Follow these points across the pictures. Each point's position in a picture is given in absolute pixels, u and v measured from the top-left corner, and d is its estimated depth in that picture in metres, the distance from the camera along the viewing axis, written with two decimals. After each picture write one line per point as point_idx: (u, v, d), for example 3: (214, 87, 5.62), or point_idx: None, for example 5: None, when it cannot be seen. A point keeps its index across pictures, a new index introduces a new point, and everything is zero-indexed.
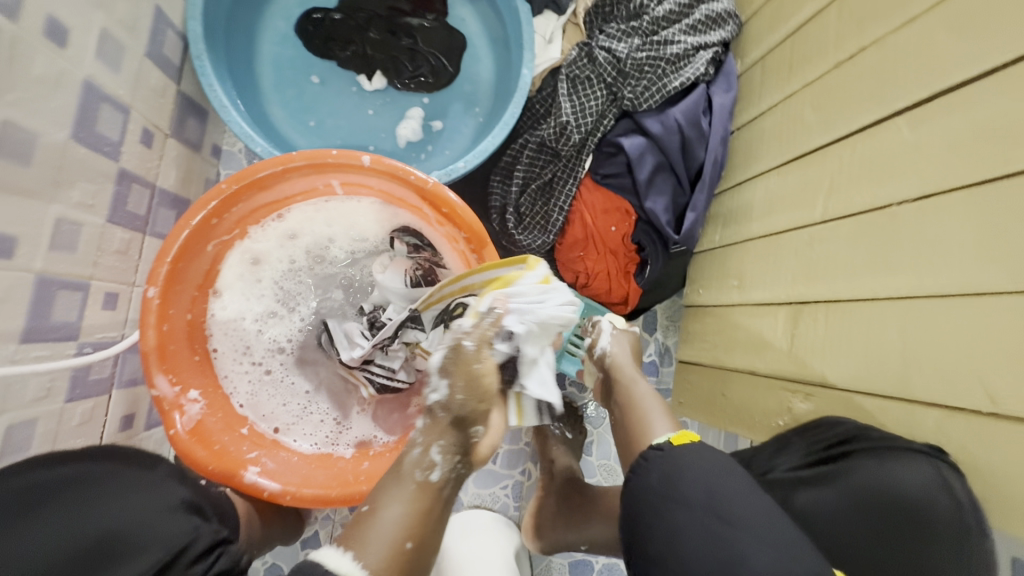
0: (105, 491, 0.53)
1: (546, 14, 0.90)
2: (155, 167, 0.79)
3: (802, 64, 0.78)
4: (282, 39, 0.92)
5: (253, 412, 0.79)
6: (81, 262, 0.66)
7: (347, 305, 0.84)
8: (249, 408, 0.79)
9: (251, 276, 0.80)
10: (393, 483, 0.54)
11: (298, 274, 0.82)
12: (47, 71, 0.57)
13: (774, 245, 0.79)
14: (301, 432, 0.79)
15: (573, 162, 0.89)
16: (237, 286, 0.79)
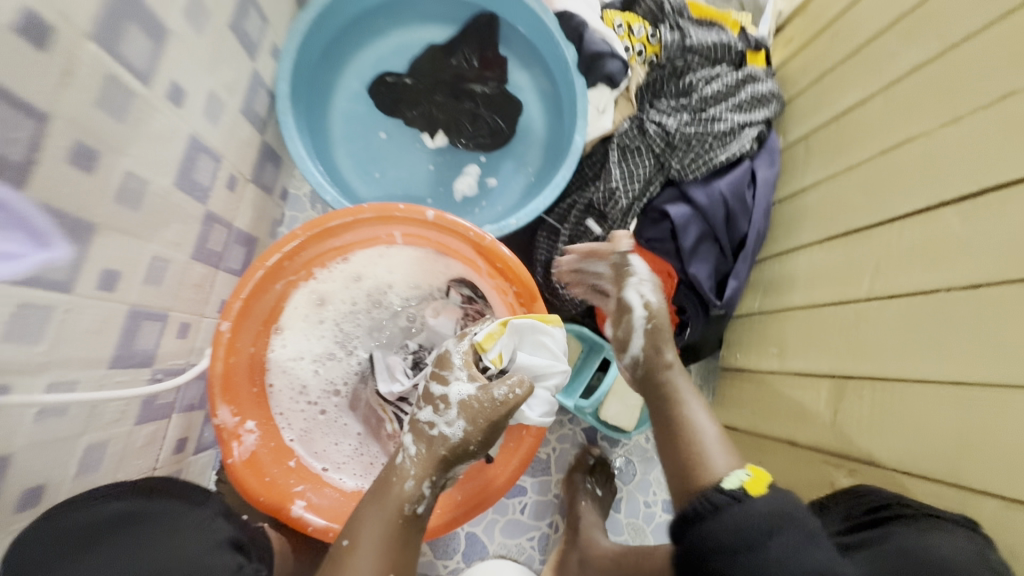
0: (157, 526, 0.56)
1: (599, 87, 0.94)
2: (235, 209, 0.85)
3: (847, 146, 0.83)
4: (355, 97, 1.00)
5: (304, 447, 0.82)
6: (164, 294, 0.71)
7: (396, 340, 0.91)
8: (301, 446, 0.82)
9: (313, 318, 0.85)
10: (377, 510, 0.63)
11: (357, 315, 0.88)
12: (168, 126, 0.64)
13: (818, 318, 0.81)
14: (350, 471, 0.82)
15: (617, 226, 0.93)
16: (300, 325, 0.84)
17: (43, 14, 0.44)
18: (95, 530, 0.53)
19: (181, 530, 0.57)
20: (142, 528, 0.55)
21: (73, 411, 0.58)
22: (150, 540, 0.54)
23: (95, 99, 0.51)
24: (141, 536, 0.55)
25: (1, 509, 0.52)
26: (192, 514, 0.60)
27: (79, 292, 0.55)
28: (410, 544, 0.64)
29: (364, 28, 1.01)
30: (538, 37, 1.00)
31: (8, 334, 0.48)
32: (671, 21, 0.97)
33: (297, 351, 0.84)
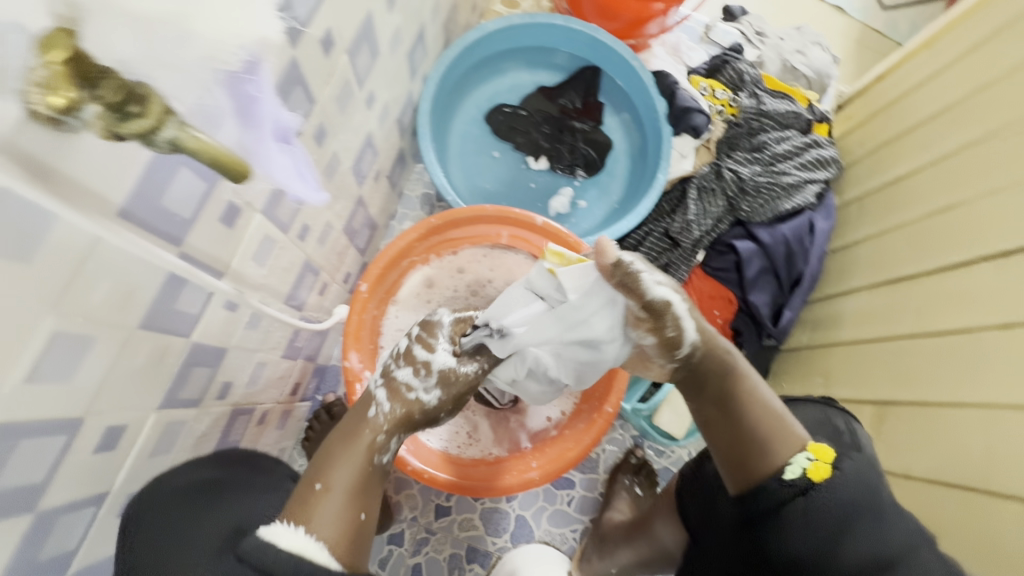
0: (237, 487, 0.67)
1: (684, 135, 1.10)
2: (372, 197, 1.02)
3: (897, 208, 0.96)
4: (471, 121, 1.19)
5: None
6: (323, 255, 0.86)
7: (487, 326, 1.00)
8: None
9: (421, 299, 0.98)
10: (338, 455, 0.60)
11: (459, 301, 1.00)
12: (361, 124, 0.82)
13: (863, 352, 0.92)
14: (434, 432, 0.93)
15: (689, 253, 1.06)
16: (411, 301, 0.97)
17: (335, 32, 0.62)
18: (198, 488, 0.63)
19: (256, 491, 0.68)
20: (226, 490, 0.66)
21: (262, 331, 0.72)
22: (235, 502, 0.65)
23: (338, 95, 0.69)
24: (229, 497, 0.65)
25: (211, 395, 0.65)
26: (257, 477, 0.71)
27: (290, 237, 0.70)
28: (373, 493, 0.61)
29: (489, 67, 1.20)
30: (634, 90, 1.17)
31: (255, 256, 0.63)
32: (750, 89, 1.14)
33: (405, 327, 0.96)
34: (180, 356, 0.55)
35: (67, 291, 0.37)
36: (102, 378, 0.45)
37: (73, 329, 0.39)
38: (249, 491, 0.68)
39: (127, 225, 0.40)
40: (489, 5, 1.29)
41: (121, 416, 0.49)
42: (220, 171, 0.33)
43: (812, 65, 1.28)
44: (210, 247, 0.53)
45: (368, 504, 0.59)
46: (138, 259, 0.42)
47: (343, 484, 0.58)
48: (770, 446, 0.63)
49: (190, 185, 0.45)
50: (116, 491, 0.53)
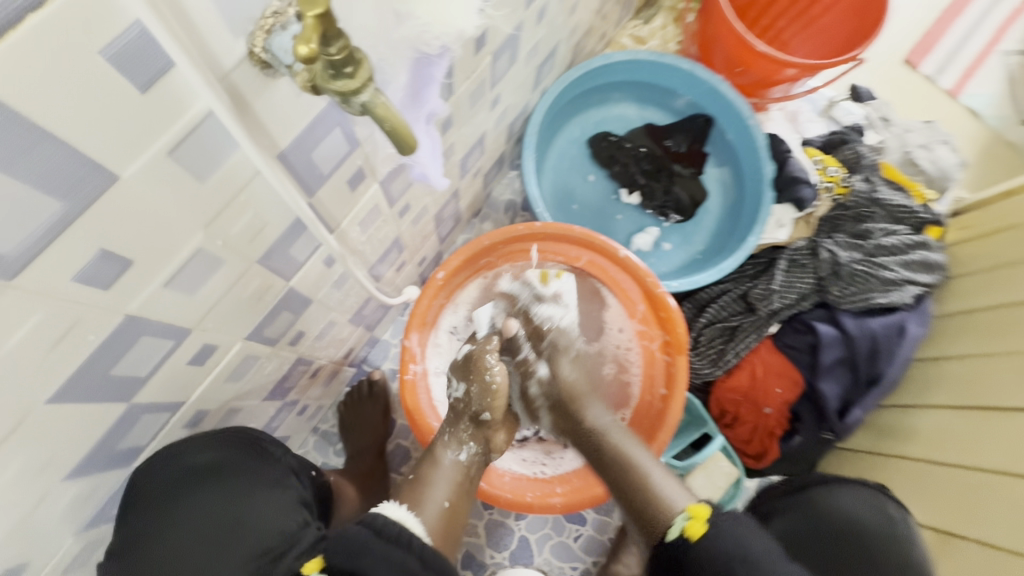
0: (238, 484, 0.65)
1: (786, 204, 1.08)
2: (466, 192, 1.04)
3: (1006, 333, 0.89)
4: (573, 141, 1.20)
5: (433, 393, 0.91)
6: (412, 235, 0.89)
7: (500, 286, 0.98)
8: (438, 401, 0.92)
9: (489, 285, 0.98)
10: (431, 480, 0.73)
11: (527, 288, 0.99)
12: (481, 121, 0.84)
13: (934, 474, 0.86)
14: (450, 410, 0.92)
15: (763, 323, 1.03)
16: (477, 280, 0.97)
17: (490, 33, 0.64)
18: (187, 477, 0.62)
19: (262, 485, 0.66)
20: (220, 477, 0.63)
21: (342, 292, 0.75)
22: (235, 496, 0.64)
23: (472, 91, 0.71)
24: (215, 494, 0.63)
25: (286, 338, 0.68)
26: (269, 466, 0.69)
27: (392, 212, 0.73)
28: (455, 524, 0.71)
29: (604, 93, 1.21)
30: (743, 146, 1.16)
31: (361, 221, 0.66)
32: (865, 173, 1.09)
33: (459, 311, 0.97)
34: (277, 295, 0.58)
35: (221, 213, 0.40)
36: (215, 300, 0.48)
37: (213, 250, 0.42)
38: (257, 485, 0.66)
39: (282, 166, 0.43)
40: (617, 36, 1.31)
41: (217, 338, 0.52)
42: (392, 140, 0.33)
43: (937, 162, 1.19)
44: (334, 204, 0.56)
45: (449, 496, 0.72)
46: (281, 200, 0.46)
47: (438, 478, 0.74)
48: (661, 510, 0.68)
49: (338, 145, 0.49)
50: (188, 406, 0.56)
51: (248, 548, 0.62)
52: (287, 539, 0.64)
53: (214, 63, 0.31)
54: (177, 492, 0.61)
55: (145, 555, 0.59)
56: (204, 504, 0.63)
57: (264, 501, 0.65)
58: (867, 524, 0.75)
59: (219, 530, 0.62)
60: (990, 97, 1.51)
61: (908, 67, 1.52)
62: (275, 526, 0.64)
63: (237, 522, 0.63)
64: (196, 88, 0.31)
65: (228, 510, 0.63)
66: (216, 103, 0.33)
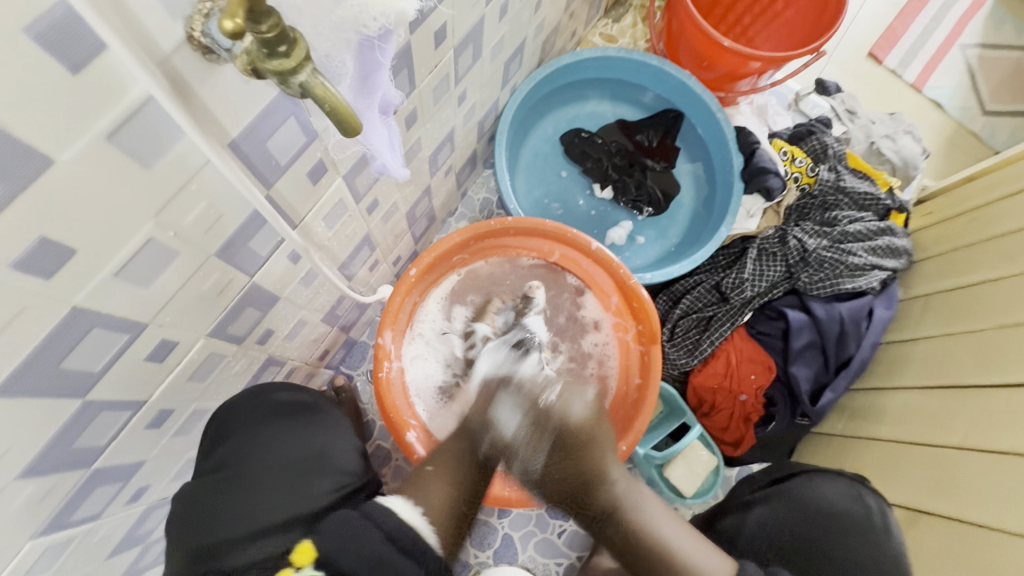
0: (320, 421, 0.76)
1: (755, 195, 1.09)
2: (438, 190, 1.05)
3: (968, 313, 0.91)
4: (546, 138, 1.21)
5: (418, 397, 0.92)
6: (383, 233, 0.89)
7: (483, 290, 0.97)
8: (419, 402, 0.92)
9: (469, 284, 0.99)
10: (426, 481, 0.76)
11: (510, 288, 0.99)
12: (448, 117, 0.84)
13: (902, 452, 0.87)
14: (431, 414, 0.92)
15: (736, 311, 1.04)
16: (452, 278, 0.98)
17: (449, 28, 0.65)
18: (281, 410, 0.73)
19: (335, 426, 0.77)
20: (309, 417, 0.76)
21: (312, 290, 0.75)
22: (314, 435, 0.74)
23: (435, 86, 0.72)
24: (306, 427, 0.74)
25: (253, 336, 0.68)
26: (332, 413, 0.79)
27: (359, 208, 0.74)
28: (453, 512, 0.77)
29: (575, 91, 1.23)
30: (712, 140, 1.17)
31: (326, 217, 0.66)
32: (831, 163, 1.11)
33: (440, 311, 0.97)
34: (239, 291, 0.58)
35: (171, 202, 0.40)
36: (171, 294, 0.47)
37: (165, 241, 0.42)
38: (331, 425, 0.77)
39: (234, 155, 0.43)
40: (587, 34, 1.33)
41: (178, 333, 0.52)
42: (335, 121, 0.33)
43: (900, 151, 1.22)
44: (295, 198, 0.56)
45: (443, 521, 0.75)
46: (236, 191, 0.46)
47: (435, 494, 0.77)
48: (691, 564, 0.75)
49: (294, 135, 0.48)
50: (151, 405, 0.56)
51: (329, 471, 0.72)
52: (356, 477, 0.74)
53: (152, 46, 0.31)
54: (261, 427, 0.71)
55: (239, 475, 0.68)
56: (292, 438, 0.72)
57: (329, 436, 0.75)
58: (850, 512, 0.77)
59: (301, 462, 0.71)
60: (952, 89, 1.55)
61: (872, 61, 1.56)
62: (340, 463, 0.73)
63: (320, 455, 0.73)
64: (132, 72, 0.31)
65: (312, 445, 0.73)
66: (154, 87, 0.33)
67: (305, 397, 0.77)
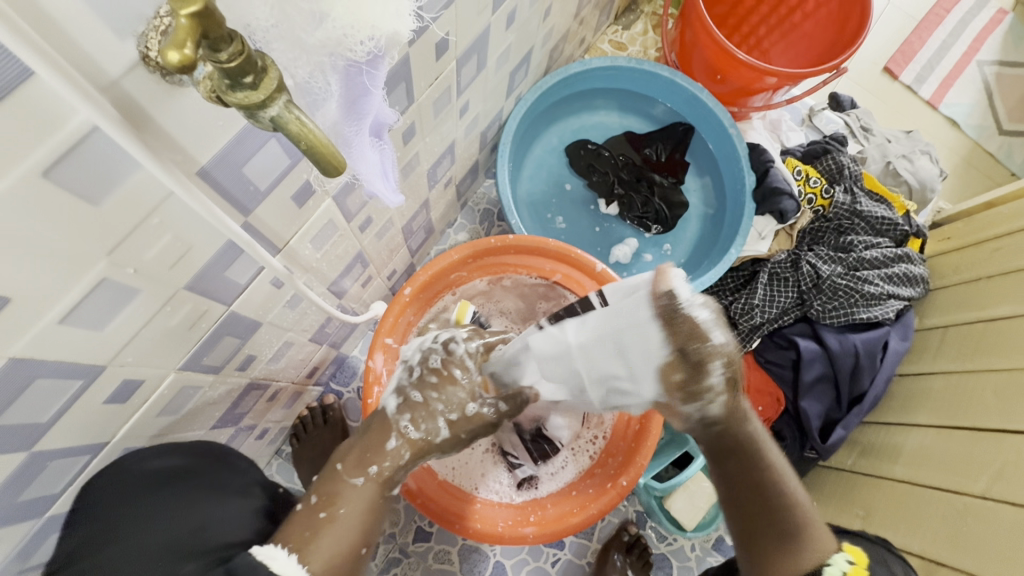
0: (198, 486, 0.63)
1: (768, 216, 1.05)
2: (437, 202, 1.00)
3: (989, 350, 0.87)
4: (550, 150, 1.17)
5: None
6: (377, 249, 0.84)
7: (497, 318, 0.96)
8: None
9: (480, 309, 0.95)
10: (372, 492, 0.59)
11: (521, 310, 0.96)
12: (448, 129, 0.79)
13: (919, 497, 0.83)
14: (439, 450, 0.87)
15: (744, 338, 1.00)
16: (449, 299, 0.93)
17: (451, 37, 0.60)
18: (153, 483, 0.58)
19: (221, 493, 0.64)
20: (188, 486, 0.61)
21: (298, 312, 0.69)
22: (192, 509, 0.61)
23: (435, 98, 0.67)
24: (185, 496, 0.61)
25: (232, 364, 0.63)
26: (225, 475, 0.67)
27: (351, 227, 0.68)
28: (377, 528, 0.59)
29: (581, 100, 1.18)
30: (723, 156, 1.13)
31: (314, 238, 0.60)
32: (847, 184, 1.07)
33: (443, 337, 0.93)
34: (215, 322, 0.52)
35: (130, 237, 0.36)
36: (132, 333, 0.43)
37: (122, 279, 0.38)
38: (213, 491, 0.64)
39: (203, 184, 0.38)
40: (596, 42, 1.28)
41: (142, 371, 0.47)
42: (313, 160, 0.29)
43: (917, 173, 1.17)
44: (278, 225, 0.51)
45: (369, 539, 0.57)
46: (207, 223, 0.41)
47: (342, 531, 0.55)
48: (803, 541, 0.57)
49: (275, 157, 0.43)
50: (114, 446, 0.52)
51: (205, 549, 0.58)
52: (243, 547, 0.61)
53: (93, 70, 0.27)
54: (143, 497, 0.57)
55: (89, 571, 0.54)
56: (162, 516, 0.58)
57: (216, 509, 0.63)
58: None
59: (172, 550, 0.57)
60: (969, 108, 1.51)
61: (888, 76, 1.51)
62: (222, 536, 0.60)
63: (196, 531, 0.59)
64: (70, 100, 0.27)
65: (187, 522, 0.59)
66: (100, 117, 0.28)
67: (184, 461, 0.62)
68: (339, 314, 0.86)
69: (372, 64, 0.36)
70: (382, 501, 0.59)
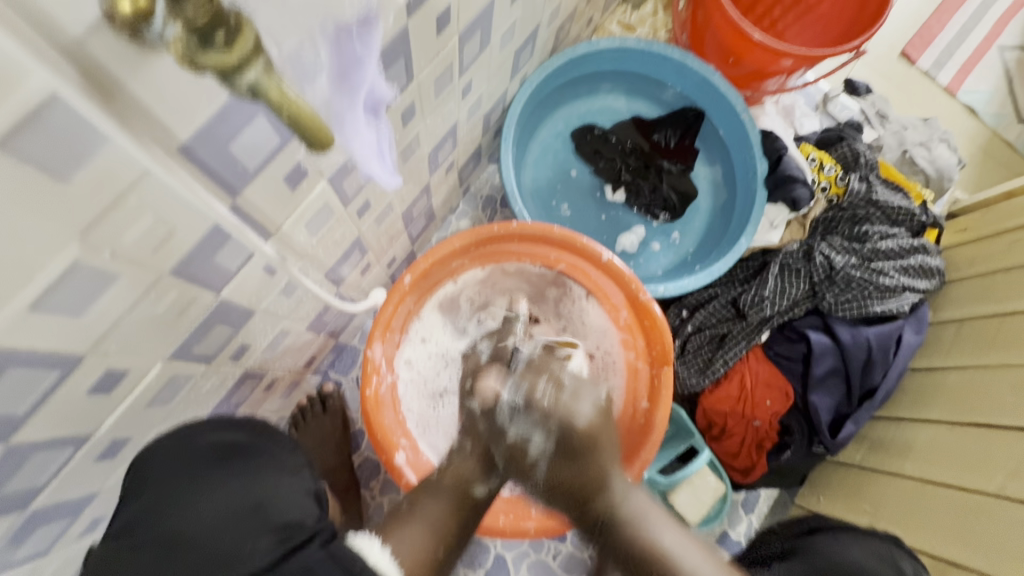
0: (260, 463, 0.62)
1: (780, 204, 1.02)
2: (439, 188, 0.97)
3: (1005, 344, 0.84)
4: (556, 134, 1.13)
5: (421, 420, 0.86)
6: (376, 236, 0.82)
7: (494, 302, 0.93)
8: (414, 420, 0.85)
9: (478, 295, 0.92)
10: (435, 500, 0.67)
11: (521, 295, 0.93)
12: (450, 111, 0.76)
13: (930, 494, 0.81)
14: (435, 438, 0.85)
15: (753, 330, 0.97)
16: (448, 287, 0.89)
17: (453, 11, 0.57)
18: (208, 456, 0.59)
19: (282, 471, 0.63)
20: (247, 461, 0.62)
21: (294, 300, 0.67)
22: (253, 480, 0.60)
23: (437, 77, 0.64)
24: (246, 472, 0.60)
25: (225, 354, 0.61)
26: (288, 455, 0.65)
27: (349, 212, 0.66)
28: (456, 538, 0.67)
29: (588, 83, 1.14)
30: (735, 143, 1.09)
31: (309, 223, 0.58)
32: (863, 172, 1.03)
33: (442, 324, 0.90)
34: (205, 309, 0.50)
35: (104, 219, 0.33)
36: (113, 320, 0.40)
37: (98, 263, 0.35)
38: (275, 470, 0.62)
39: (184, 163, 0.36)
40: (604, 23, 1.24)
41: (128, 361, 0.45)
42: (297, 132, 0.26)
43: (934, 161, 1.13)
44: (269, 208, 0.48)
45: (444, 543, 0.65)
46: (190, 205, 0.38)
47: (421, 529, 0.64)
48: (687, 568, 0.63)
49: (264, 135, 0.41)
50: (100, 437, 0.50)
51: (265, 527, 0.55)
52: (304, 530, 0.56)
53: (52, 30, 0.24)
54: (199, 468, 0.58)
55: (143, 543, 0.53)
56: (216, 489, 0.58)
57: (279, 485, 0.61)
58: None
59: (230, 521, 0.56)
60: (988, 95, 1.46)
61: (906, 62, 1.46)
62: (282, 515, 0.57)
63: (256, 506, 0.57)
64: (24, 61, 0.24)
65: (246, 495, 0.58)
66: (61, 83, 0.26)
67: (242, 437, 0.63)
68: (337, 302, 0.83)
69: (361, 25, 0.33)
70: (461, 508, 0.68)
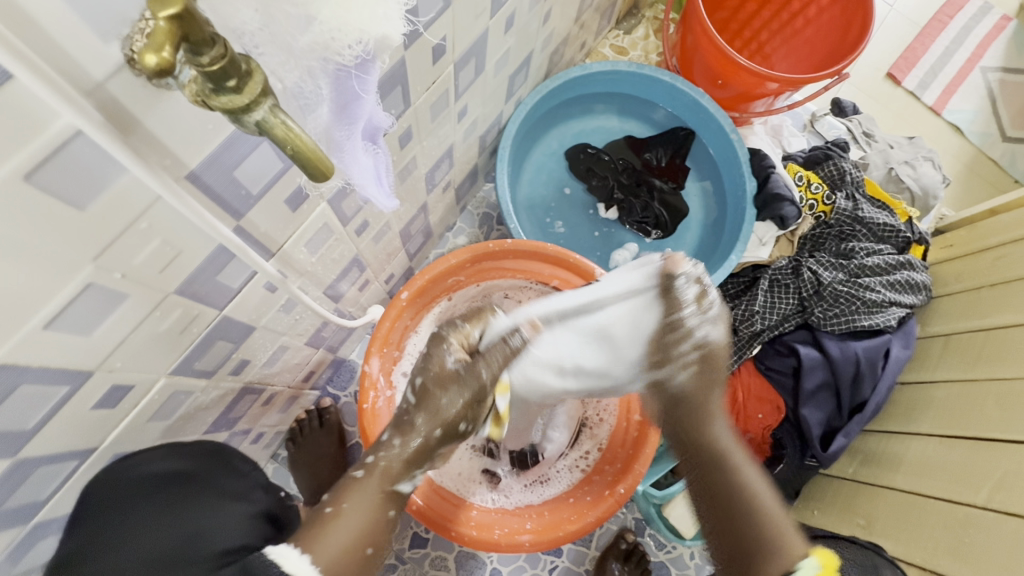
0: (198, 494, 0.60)
1: (769, 222, 1.04)
2: (436, 206, 1.00)
3: (992, 360, 0.85)
4: (550, 154, 1.16)
5: None
6: (374, 253, 0.84)
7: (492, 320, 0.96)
8: None
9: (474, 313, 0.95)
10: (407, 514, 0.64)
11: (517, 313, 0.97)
12: (446, 133, 0.79)
13: (922, 507, 0.82)
14: None
15: (744, 344, 0.99)
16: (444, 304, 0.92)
17: (449, 42, 0.60)
18: (151, 487, 0.57)
19: (223, 499, 0.62)
20: (187, 489, 0.60)
21: (293, 316, 0.69)
22: (188, 514, 0.58)
23: (433, 102, 0.67)
24: (185, 502, 0.59)
25: (225, 369, 0.62)
26: (229, 481, 0.64)
27: (348, 231, 0.68)
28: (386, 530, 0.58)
29: (581, 104, 1.17)
30: (725, 161, 1.12)
31: (308, 243, 0.60)
32: (849, 190, 1.05)
33: None
34: (208, 326, 0.52)
35: (115, 243, 0.35)
36: (122, 337, 0.42)
37: (109, 283, 0.37)
38: (215, 498, 0.61)
39: (193, 190, 0.38)
40: (597, 46, 1.28)
41: (132, 376, 0.47)
42: (299, 165, 0.28)
43: (920, 179, 1.16)
44: (270, 227, 0.50)
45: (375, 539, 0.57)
46: (197, 229, 0.41)
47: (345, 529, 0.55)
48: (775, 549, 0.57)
49: (267, 162, 0.43)
50: (103, 450, 0.51)
51: (203, 560, 0.56)
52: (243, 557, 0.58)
53: (78, 72, 0.26)
54: (140, 500, 0.56)
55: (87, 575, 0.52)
56: (154, 524, 0.56)
57: (217, 515, 0.60)
58: None
59: (164, 558, 0.55)
60: (972, 113, 1.50)
61: (891, 82, 1.51)
62: (220, 546, 0.57)
63: (191, 540, 0.57)
64: (50, 103, 0.26)
65: (184, 532, 0.57)
66: (84, 121, 0.28)
67: (187, 464, 0.61)
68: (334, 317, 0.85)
69: (362, 68, 0.36)
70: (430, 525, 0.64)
